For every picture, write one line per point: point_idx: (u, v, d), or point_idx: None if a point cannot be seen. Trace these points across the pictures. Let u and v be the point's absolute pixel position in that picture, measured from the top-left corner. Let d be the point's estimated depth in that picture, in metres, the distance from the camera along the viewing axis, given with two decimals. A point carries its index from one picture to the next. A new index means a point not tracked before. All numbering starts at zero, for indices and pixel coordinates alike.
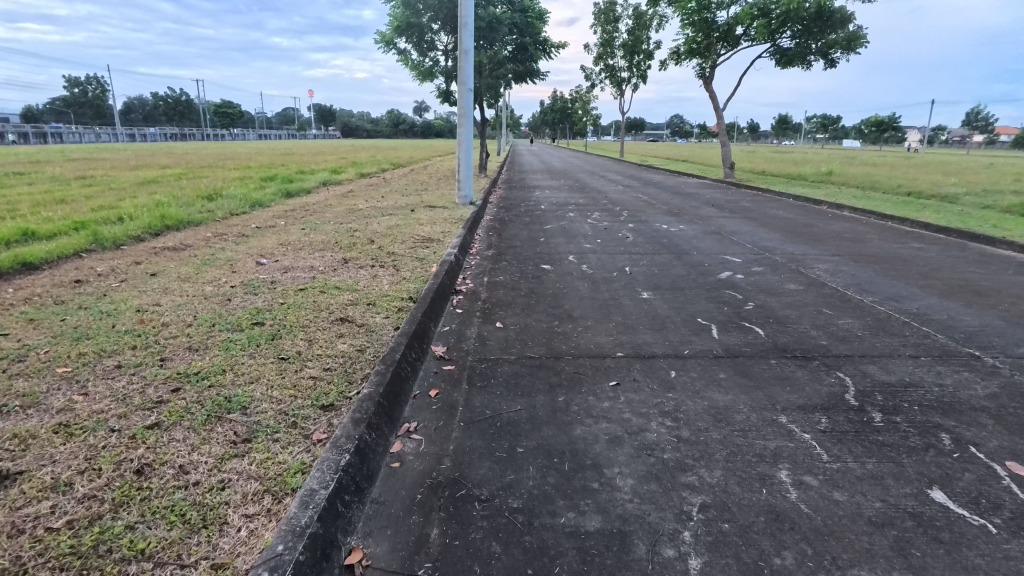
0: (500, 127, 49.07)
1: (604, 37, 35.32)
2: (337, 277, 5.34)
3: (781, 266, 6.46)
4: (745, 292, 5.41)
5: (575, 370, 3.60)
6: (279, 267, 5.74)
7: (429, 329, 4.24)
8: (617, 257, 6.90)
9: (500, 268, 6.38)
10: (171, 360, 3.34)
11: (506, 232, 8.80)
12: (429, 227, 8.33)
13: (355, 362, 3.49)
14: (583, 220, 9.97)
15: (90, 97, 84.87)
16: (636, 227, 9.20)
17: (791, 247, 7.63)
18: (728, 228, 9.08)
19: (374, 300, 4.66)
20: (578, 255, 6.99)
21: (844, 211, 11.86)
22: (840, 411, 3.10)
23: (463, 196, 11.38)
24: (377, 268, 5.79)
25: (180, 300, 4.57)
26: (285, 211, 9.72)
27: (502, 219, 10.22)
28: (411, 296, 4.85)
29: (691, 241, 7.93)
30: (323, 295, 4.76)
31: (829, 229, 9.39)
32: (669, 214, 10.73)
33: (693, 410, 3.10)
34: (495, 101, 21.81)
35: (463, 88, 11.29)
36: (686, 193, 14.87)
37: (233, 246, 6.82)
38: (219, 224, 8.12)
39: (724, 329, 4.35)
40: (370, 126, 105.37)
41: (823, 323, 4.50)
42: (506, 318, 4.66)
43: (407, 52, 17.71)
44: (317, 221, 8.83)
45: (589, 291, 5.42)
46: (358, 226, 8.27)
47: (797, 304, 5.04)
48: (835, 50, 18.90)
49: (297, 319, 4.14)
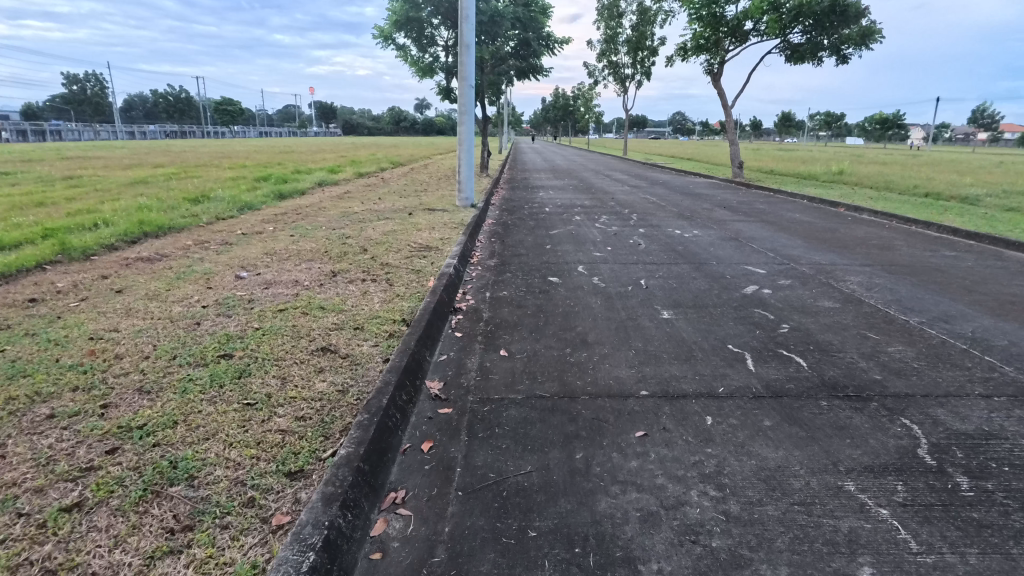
0: (501, 124, 48.52)
1: (607, 33, 34.66)
2: (323, 295, 4.81)
3: (810, 279, 5.92)
4: (775, 310, 4.87)
5: (594, 415, 3.06)
6: (260, 282, 5.21)
7: (424, 360, 3.70)
8: (630, 268, 6.36)
9: (504, 281, 5.84)
10: (115, 409, 2.82)
11: (510, 237, 8.27)
12: (426, 233, 7.80)
13: (334, 408, 2.95)
14: (590, 224, 9.43)
15: (89, 95, 84.41)
16: (648, 232, 8.65)
17: (817, 256, 7.09)
18: (746, 234, 8.54)
19: (363, 325, 4.12)
20: (587, 266, 6.46)
21: (862, 214, 11.33)
22: (917, 475, 2.56)
23: (464, 197, 10.85)
24: (368, 282, 5.26)
25: (142, 324, 4.05)
26: (276, 214, 9.20)
27: (505, 223, 9.69)
28: (405, 319, 4.30)
29: (708, 249, 7.39)
30: (304, 318, 4.21)
31: (853, 234, 8.84)
32: (681, 217, 10.17)
33: (740, 472, 2.56)
34: (496, 98, 21.25)
35: (465, 85, 10.72)
36: (695, 194, 14.31)
37: (213, 255, 6.29)
38: (203, 230, 7.59)
39: (761, 359, 3.81)
40: (370, 123, 104.81)
41: (872, 351, 3.95)
42: (512, 344, 4.11)
43: (406, 47, 17.13)
44: (308, 226, 8.30)
45: (602, 309, 4.87)
46: (351, 232, 7.74)
47: (837, 326, 4.50)
48: (848, 46, 18.31)
49: (271, 350, 3.59)
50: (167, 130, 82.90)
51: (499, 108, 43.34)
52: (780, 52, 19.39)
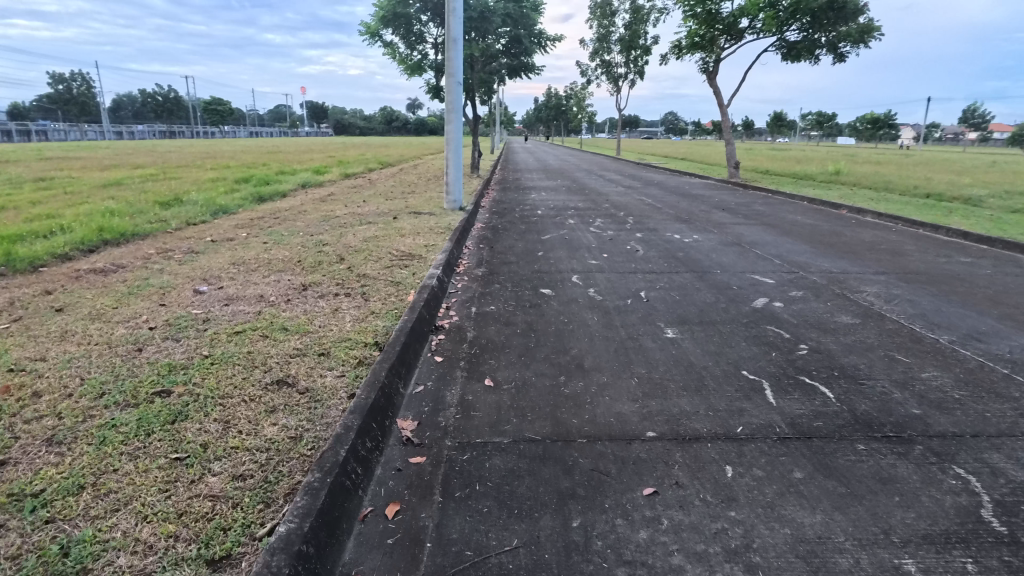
0: (493, 123, 48.01)
1: (600, 31, 34.23)
2: (288, 313, 4.31)
3: (822, 290, 5.48)
4: (791, 327, 4.41)
5: (594, 466, 2.58)
6: (221, 297, 4.70)
7: (395, 394, 3.20)
8: (629, 277, 5.89)
9: (491, 294, 5.35)
10: (12, 469, 2.32)
11: (499, 243, 7.79)
12: (409, 240, 7.30)
13: (281, 462, 2.45)
14: (584, 228, 8.96)
15: (74, 95, 83.15)
16: (645, 237, 8.19)
17: (827, 263, 6.65)
18: (748, 238, 8.10)
19: (329, 351, 3.63)
20: (582, 275, 5.98)
21: (866, 216, 10.93)
22: (988, 549, 2.10)
23: (453, 200, 10.35)
24: (341, 297, 4.75)
25: (74, 350, 3.53)
26: (251, 219, 8.67)
27: (495, 227, 9.21)
28: (378, 342, 3.80)
29: (711, 255, 6.93)
30: (262, 342, 3.71)
31: (860, 238, 8.41)
32: (679, 220, 9.72)
33: (774, 547, 2.09)
34: (487, 96, 20.76)
35: (452, 81, 10.21)
36: (692, 195, 13.88)
37: (175, 266, 5.76)
38: (168, 237, 7.06)
39: (781, 390, 3.34)
40: (362, 123, 104.08)
41: (905, 378, 3.50)
42: (498, 371, 3.62)
43: (394, 44, 16.61)
44: (285, 232, 7.79)
45: (599, 327, 4.39)
46: (329, 239, 7.23)
47: (860, 346, 4.05)
48: (845, 43, 17.97)
49: (217, 383, 3.09)
50: (155, 130, 81.86)
51: (491, 107, 42.79)
52: (776, 50, 19.01)
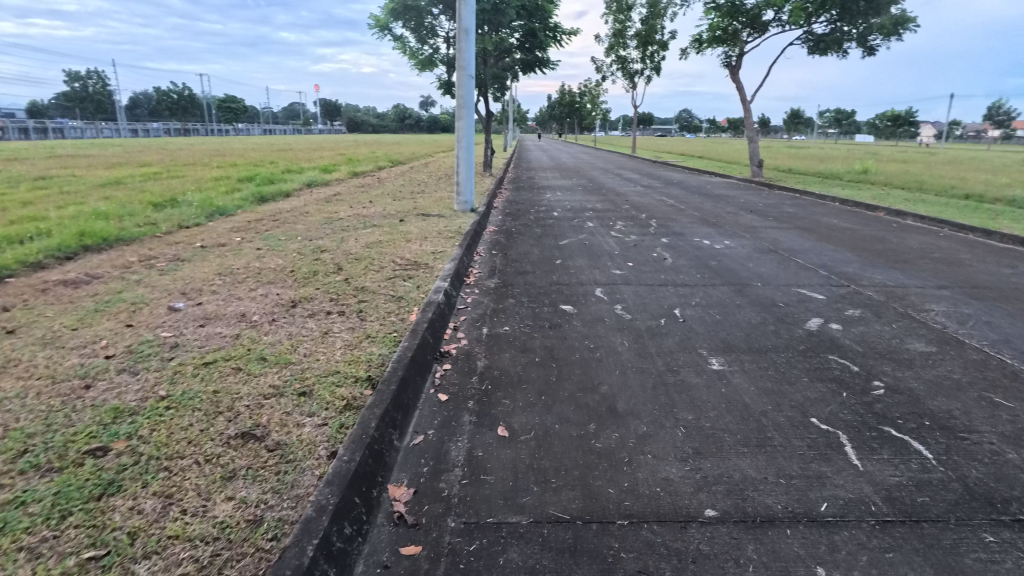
0: (505, 121, 47.36)
1: (615, 27, 33.41)
2: (270, 337, 3.71)
3: (883, 308, 4.81)
4: (857, 358, 3.75)
5: (641, 565, 1.97)
6: (198, 315, 4.14)
7: (387, 450, 2.59)
8: (659, 291, 5.25)
9: (504, 311, 4.73)
10: None
11: (513, 249, 7.17)
12: (415, 246, 6.70)
13: (228, 562, 1.86)
14: (605, 232, 8.31)
15: (90, 94, 83.71)
16: (671, 243, 7.52)
17: (879, 274, 5.97)
18: (784, 244, 7.44)
19: (312, 390, 3.02)
20: (606, 288, 5.34)
21: (906, 219, 10.20)
22: None
23: (464, 201, 9.76)
24: (333, 317, 4.15)
25: (8, 388, 2.95)
26: (249, 222, 8.12)
27: (508, 230, 8.60)
28: (371, 378, 3.20)
29: (747, 265, 6.27)
30: (234, 378, 3.10)
31: (907, 245, 7.70)
32: (706, 223, 9.04)
33: None
34: (500, 93, 20.11)
35: (463, 74, 9.58)
36: (716, 196, 13.18)
37: (155, 276, 5.21)
38: (155, 242, 6.51)
39: (866, 448, 2.70)
40: (374, 121, 103.85)
41: (1016, 431, 2.85)
42: (514, 414, 3.01)
43: (404, 38, 16.02)
44: (282, 236, 7.23)
45: (631, 355, 3.77)
46: (327, 244, 6.66)
47: (947, 383, 3.39)
48: (876, 35, 17.15)
49: (167, 438, 2.50)
50: (169, 127, 82.17)
51: (504, 105, 42.24)
52: (803, 43, 18.23)
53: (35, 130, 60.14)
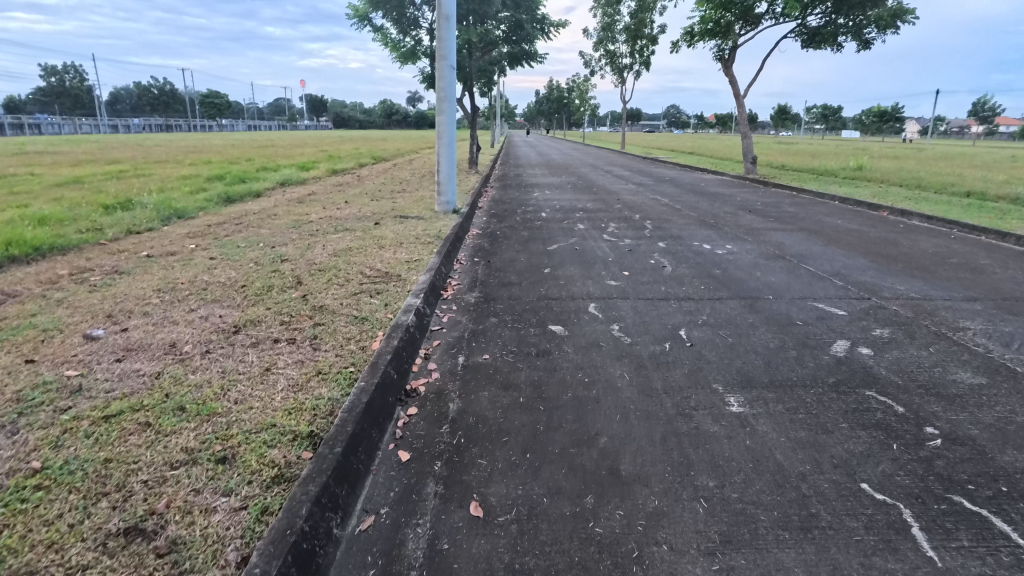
0: (492, 117, 46.68)
1: (604, 20, 32.75)
2: (197, 377, 3.06)
3: (914, 327, 4.24)
4: (900, 395, 3.17)
5: None
6: (119, 345, 3.48)
7: (320, 548, 1.96)
8: (660, 307, 4.64)
9: (484, 335, 4.11)
10: None
11: (498, 255, 6.53)
12: (389, 253, 6.05)
13: None
14: (597, 235, 7.70)
15: (67, 89, 81.70)
16: (670, 247, 6.94)
17: (900, 285, 5.41)
18: (791, 249, 6.89)
19: (235, 456, 2.38)
20: (601, 304, 4.72)
21: (912, 219, 9.71)
22: None
23: (446, 202, 9.11)
24: (280, 346, 3.50)
25: None
26: (209, 226, 7.42)
27: (493, 233, 7.97)
28: (313, 435, 2.56)
29: (754, 274, 5.69)
30: (137, 439, 2.45)
31: (920, 248, 7.17)
32: (704, 225, 8.45)
33: None
34: (486, 87, 19.44)
35: (444, 65, 8.88)
36: (711, 194, 12.64)
37: (84, 293, 4.52)
38: (95, 252, 5.81)
39: (939, 530, 2.11)
40: (361, 117, 102.52)
41: None
42: (492, 483, 2.39)
43: (385, 28, 15.28)
44: (242, 243, 6.54)
45: (633, 393, 3.16)
46: (291, 253, 5.99)
47: (1014, 428, 2.82)
48: (872, 28, 16.73)
49: (19, 542, 1.86)
50: (151, 123, 80.40)
51: (491, 101, 41.54)
52: (797, 37, 17.78)
53: (11, 127, 58.33)
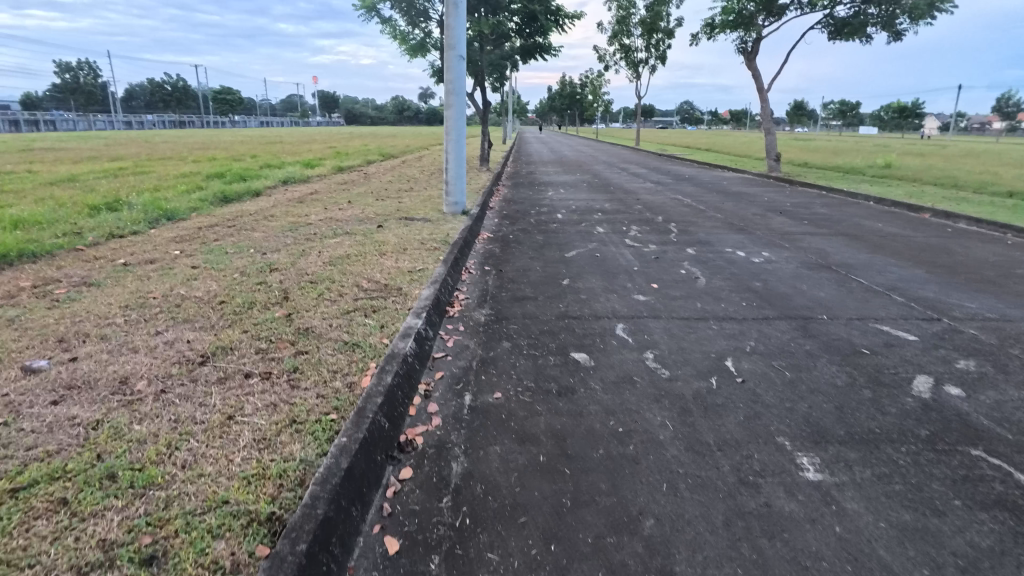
0: (504, 113, 46.00)
1: (618, 14, 31.99)
2: (143, 428, 2.49)
3: (1005, 358, 3.58)
4: (1015, 457, 2.53)
5: None
6: (59, 381, 2.91)
7: None
8: (699, 329, 4.01)
9: (495, 365, 3.50)
10: None
11: (511, 264, 5.93)
12: (390, 261, 5.46)
13: None
14: (618, 240, 7.06)
15: (81, 86, 82.03)
16: (699, 254, 6.29)
17: (970, 302, 4.73)
18: (835, 257, 6.22)
19: (166, 554, 1.80)
20: (629, 325, 4.10)
21: (957, 222, 8.99)
22: None
23: (454, 202, 8.51)
24: (251, 384, 2.92)
25: None
26: (199, 230, 6.88)
27: (505, 237, 7.35)
28: (272, 520, 1.97)
29: (800, 288, 5.04)
30: (44, 526, 1.89)
31: (978, 257, 6.47)
32: (734, 229, 7.78)
33: None
34: (498, 82, 18.80)
35: (453, 55, 8.26)
36: (736, 194, 11.94)
37: (38, 311, 3.96)
38: (66, 259, 5.26)
39: None
40: (372, 113, 102.17)
41: None
42: None
43: (393, 20, 14.68)
44: (231, 249, 5.98)
45: (680, 451, 2.54)
46: (282, 260, 5.42)
47: None
48: (904, 18, 15.97)
49: None
50: (164, 119, 80.55)
51: (502, 96, 40.90)
52: (823, 28, 17.03)
53: (26, 123, 58.53)
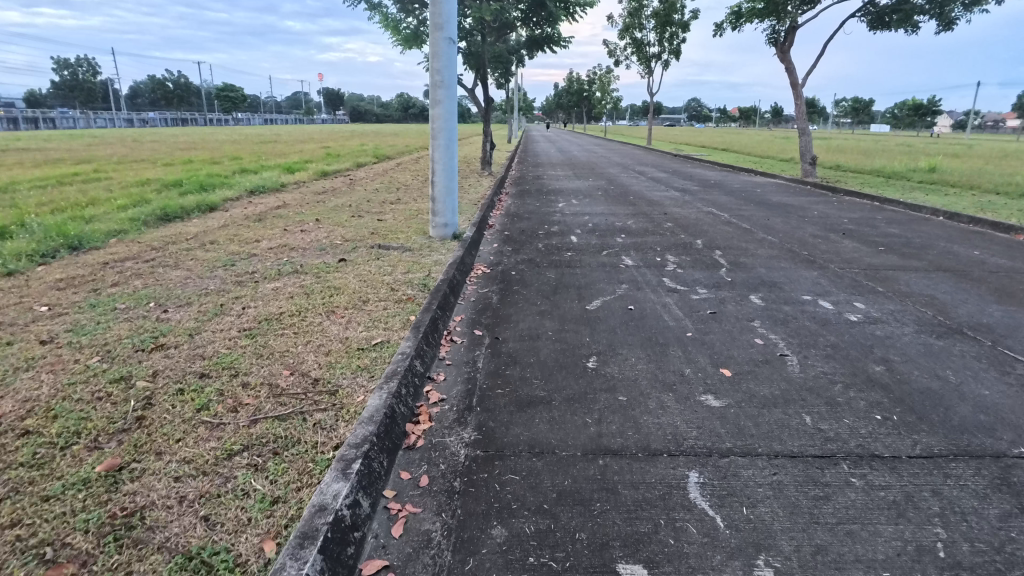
0: (510, 109, 44.15)
1: (631, 6, 30.19)
2: None
3: None
4: None
5: None
6: None
7: None
8: (836, 491, 2.31)
9: None
10: None
11: (514, 324, 4.22)
12: (338, 329, 3.77)
13: None
14: (654, 279, 5.39)
15: (81, 83, 80.94)
16: (771, 306, 4.59)
17: None
18: (958, 313, 4.50)
19: None
20: (712, 477, 2.41)
21: None
22: None
23: (444, 224, 6.84)
24: None
25: None
26: (103, 265, 5.24)
27: (505, 274, 5.65)
28: None
29: (948, 380, 3.33)
30: None
31: None
32: (800, 261, 6.06)
33: None
34: (502, 78, 17.12)
35: (441, 37, 6.48)
36: (779, 206, 10.20)
37: None
38: None
39: None
40: (375, 111, 100.63)
41: None
42: None
43: (383, 5, 13.00)
44: (124, 300, 4.32)
45: None
46: (182, 327, 3.75)
47: None
48: (955, 4, 14.12)
49: None
50: (165, 116, 79.30)
51: (508, 93, 39.15)
52: (863, 17, 15.23)
53: (25, 121, 57.51)
